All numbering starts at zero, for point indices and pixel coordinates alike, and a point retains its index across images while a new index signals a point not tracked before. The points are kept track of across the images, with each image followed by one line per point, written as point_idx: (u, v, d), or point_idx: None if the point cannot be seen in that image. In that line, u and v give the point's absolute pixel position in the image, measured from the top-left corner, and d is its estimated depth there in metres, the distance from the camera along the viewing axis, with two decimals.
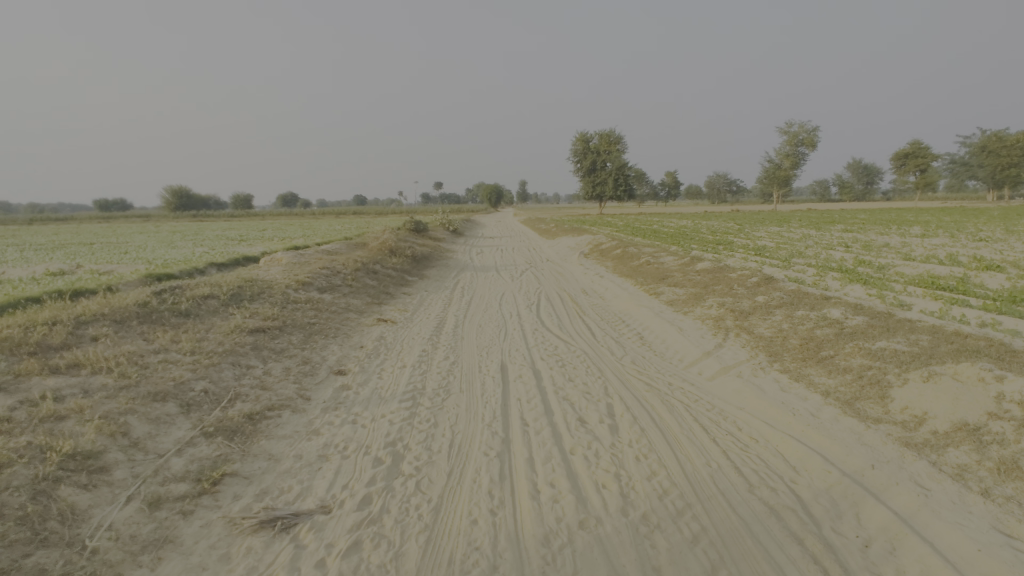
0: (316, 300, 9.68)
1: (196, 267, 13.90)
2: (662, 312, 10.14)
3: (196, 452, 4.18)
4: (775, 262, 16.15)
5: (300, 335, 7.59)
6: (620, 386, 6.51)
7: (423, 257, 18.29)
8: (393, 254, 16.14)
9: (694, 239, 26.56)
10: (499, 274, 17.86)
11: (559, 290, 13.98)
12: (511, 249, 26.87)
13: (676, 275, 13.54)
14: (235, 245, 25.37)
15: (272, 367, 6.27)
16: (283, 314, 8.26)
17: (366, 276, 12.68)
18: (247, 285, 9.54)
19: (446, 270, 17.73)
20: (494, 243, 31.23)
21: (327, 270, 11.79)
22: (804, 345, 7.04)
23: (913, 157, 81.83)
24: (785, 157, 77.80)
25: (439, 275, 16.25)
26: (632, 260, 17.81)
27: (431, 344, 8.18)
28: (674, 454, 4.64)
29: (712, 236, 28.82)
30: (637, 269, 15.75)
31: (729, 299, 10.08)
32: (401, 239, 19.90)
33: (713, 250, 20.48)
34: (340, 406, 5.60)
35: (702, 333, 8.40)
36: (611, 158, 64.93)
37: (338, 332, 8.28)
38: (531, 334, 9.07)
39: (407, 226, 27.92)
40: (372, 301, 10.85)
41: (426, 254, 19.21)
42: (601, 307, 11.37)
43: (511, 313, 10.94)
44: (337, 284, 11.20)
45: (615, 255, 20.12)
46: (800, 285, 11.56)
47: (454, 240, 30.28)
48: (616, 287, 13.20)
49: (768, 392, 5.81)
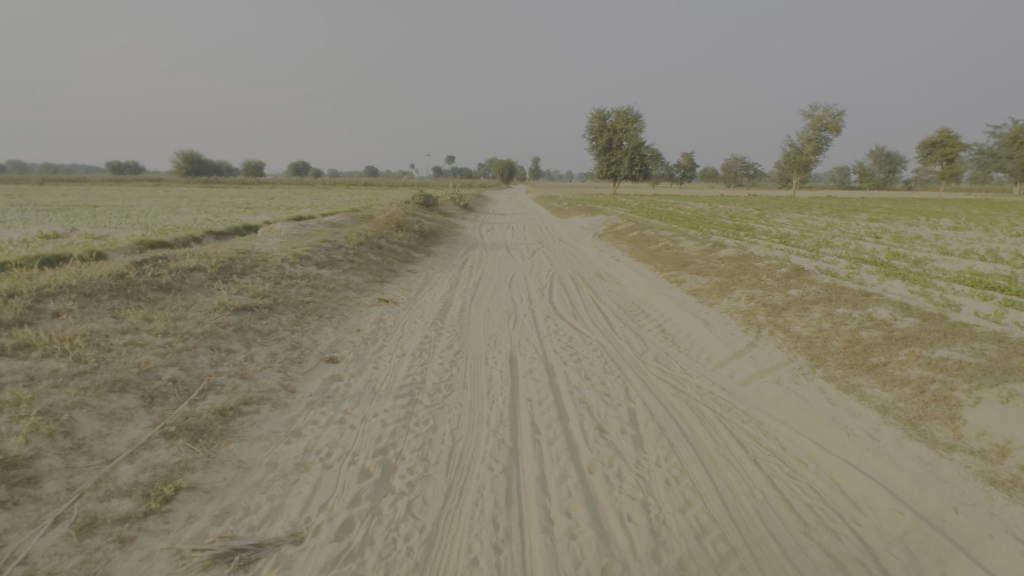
0: (313, 276, 9.01)
1: (193, 234, 13.28)
2: (685, 303, 9.38)
3: (150, 458, 3.56)
4: (802, 251, 15.24)
5: (291, 316, 6.94)
6: (643, 387, 5.81)
7: (431, 232, 17.56)
8: (400, 228, 15.43)
9: (713, 223, 25.56)
10: (509, 254, 17.12)
11: (572, 273, 13.23)
12: (523, 227, 26.06)
13: (698, 262, 12.73)
14: (240, 213, 24.77)
15: (255, 352, 5.64)
16: (275, 291, 7.60)
17: (370, 251, 12.00)
18: (240, 257, 8.90)
19: (455, 247, 17.00)
20: (505, 220, 30.40)
21: (328, 244, 11.12)
22: (850, 350, 6.28)
23: (941, 145, 79.13)
24: (807, 142, 75.48)
25: (447, 252, 15.54)
26: (650, 244, 16.97)
27: (434, 331, 7.50)
28: (710, 479, 3.96)
29: (731, 221, 27.79)
30: (655, 253, 14.92)
31: (758, 291, 9.28)
32: (409, 213, 19.14)
33: (734, 236, 19.54)
34: (328, 401, 4.96)
35: (731, 329, 7.65)
36: (627, 136, 63.24)
37: (333, 313, 7.62)
38: (543, 322, 8.36)
39: (416, 199, 27.11)
40: (373, 279, 10.18)
41: (434, 229, 18.47)
42: (617, 294, 10.62)
43: (522, 296, 10.23)
44: (338, 258, 10.54)
45: (632, 237, 19.26)
46: (834, 278, 10.72)
47: (464, 216, 29.46)
48: (633, 273, 12.43)
49: (814, 404, 5.10)
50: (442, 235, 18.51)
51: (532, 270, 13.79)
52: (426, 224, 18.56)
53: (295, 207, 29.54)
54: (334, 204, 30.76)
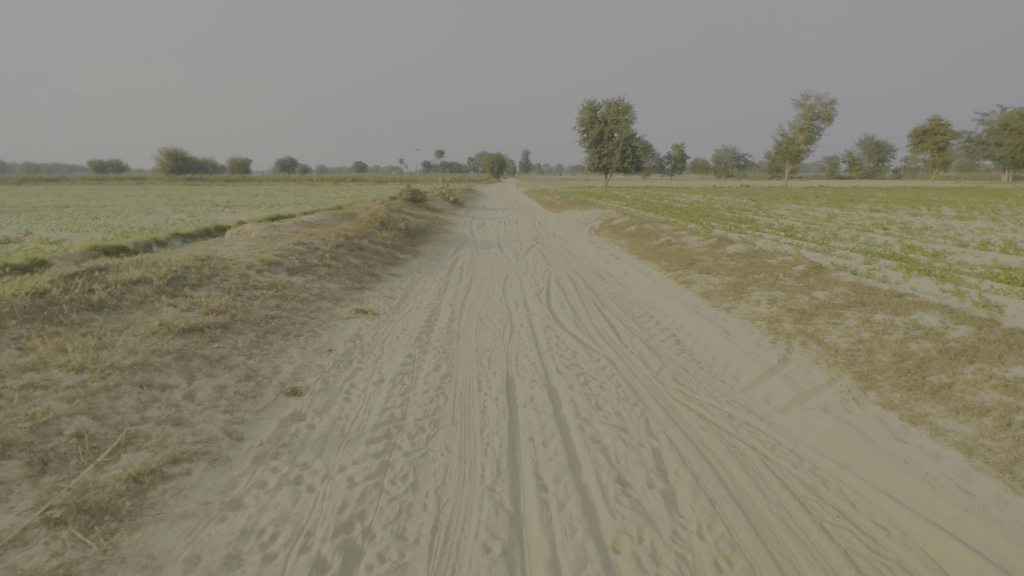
0: (282, 285, 7.99)
1: (157, 237, 12.17)
2: (698, 308, 8.47)
3: (16, 564, 2.57)
4: (812, 245, 14.39)
5: (250, 336, 5.92)
6: (666, 418, 4.88)
7: (418, 230, 16.49)
8: (384, 227, 14.38)
9: (712, 216, 24.69)
10: (502, 252, 16.14)
11: (571, 273, 12.26)
12: (515, 223, 25.10)
13: (705, 260, 11.83)
14: (217, 212, 23.60)
15: (198, 387, 4.63)
16: (234, 305, 6.59)
17: (350, 254, 10.97)
18: (198, 264, 7.85)
19: (443, 245, 16.00)
20: (496, 216, 29.34)
21: (302, 247, 10.09)
22: (902, 366, 5.39)
23: (932, 133, 78.93)
24: (799, 131, 74.91)
25: (435, 251, 14.51)
26: (650, 239, 16.04)
27: (418, 348, 6.54)
28: (773, 559, 3.05)
29: (730, 213, 26.94)
30: (658, 250, 13.99)
31: (779, 293, 8.39)
32: (394, 211, 18.06)
33: (737, 229, 18.68)
34: (283, 451, 4.00)
35: (757, 339, 6.74)
36: (618, 128, 62.25)
37: (302, 329, 6.62)
38: (542, 335, 7.41)
39: (403, 195, 25.98)
40: (352, 286, 9.16)
41: (421, 227, 17.41)
42: (622, 299, 9.70)
43: (518, 303, 9.28)
44: (313, 263, 9.51)
45: (630, 232, 18.33)
46: (855, 276, 9.86)
47: (454, 212, 28.39)
48: (636, 273, 11.50)
49: (878, 441, 4.20)
50: (430, 233, 17.46)
51: (527, 270, 12.82)
52: (413, 221, 17.51)
53: (277, 205, 28.35)
54: (318, 201, 29.55)
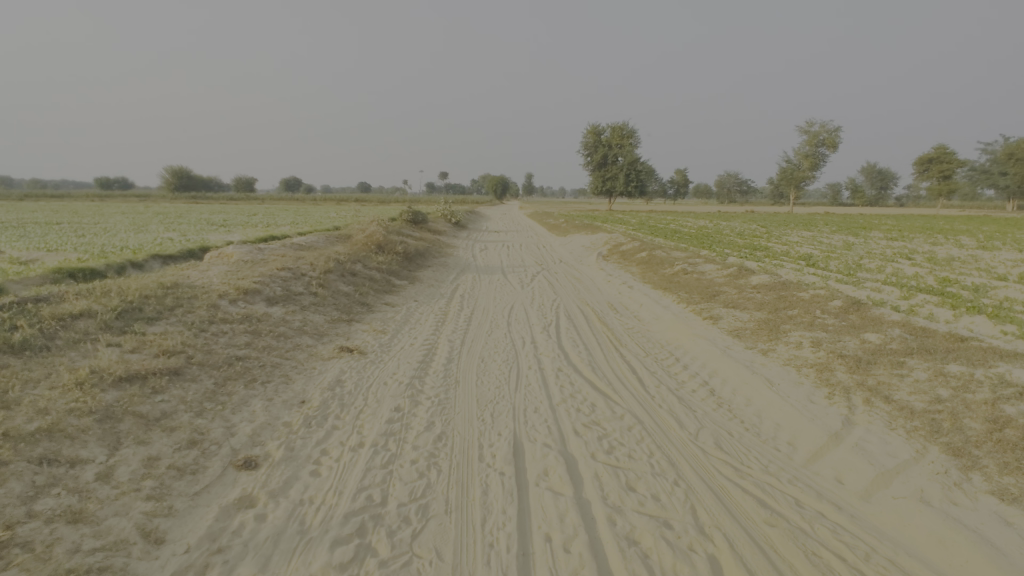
0: (257, 318, 7.01)
1: (133, 258, 11.25)
2: (729, 350, 7.46)
3: None
4: (839, 276, 13.42)
5: (205, 385, 4.92)
6: (717, 505, 3.84)
7: (416, 254, 15.55)
8: (381, 252, 13.44)
9: (724, 242, 23.78)
10: (506, 278, 15.21)
11: (581, 305, 11.26)
12: (519, 247, 24.23)
13: (728, 292, 10.84)
14: (210, 231, 22.84)
15: (120, 460, 3.60)
16: (193, 344, 5.60)
17: (340, 281, 10.00)
18: (161, 291, 6.87)
19: (443, 270, 15.08)
20: (499, 239, 28.48)
21: (286, 272, 9.13)
22: (1004, 438, 4.36)
23: (937, 161, 78.69)
24: (804, 157, 74.61)
25: (435, 278, 13.53)
26: (664, 268, 15.07)
27: (409, 400, 5.53)
28: None
29: (741, 239, 26.05)
30: (673, 281, 13.01)
31: (823, 334, 7.39)
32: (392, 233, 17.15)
33: (753, 257, 17.75)
34: (217, 561, 2.97)
35: (808, 393, 5.72)
36: (623, 152, 61.96)
37: (273, 374, 5.61)
38: (554, 381, 6.40)
39: (403, 217, 25.13)
40: (339, 318, 8.17)
41: (420, 250, 16.48)
42: (640, 336, 8.70)
43: (524, 340, 8.28)
44: (297, 292, 8.54)
45: (641, 259, 17.41)
46: (900, 314, 8.86)
47: (456, 234, 27.55)
48: (653, 306, 10.51)
49: (1011, 554, 3.16)
50: (430, 257, 16.51)
51: (533, 300, 11.84)
52: (413, 244, 16.59)
53: (273, 225, 27.54)
54: (316, 221, 28.75)
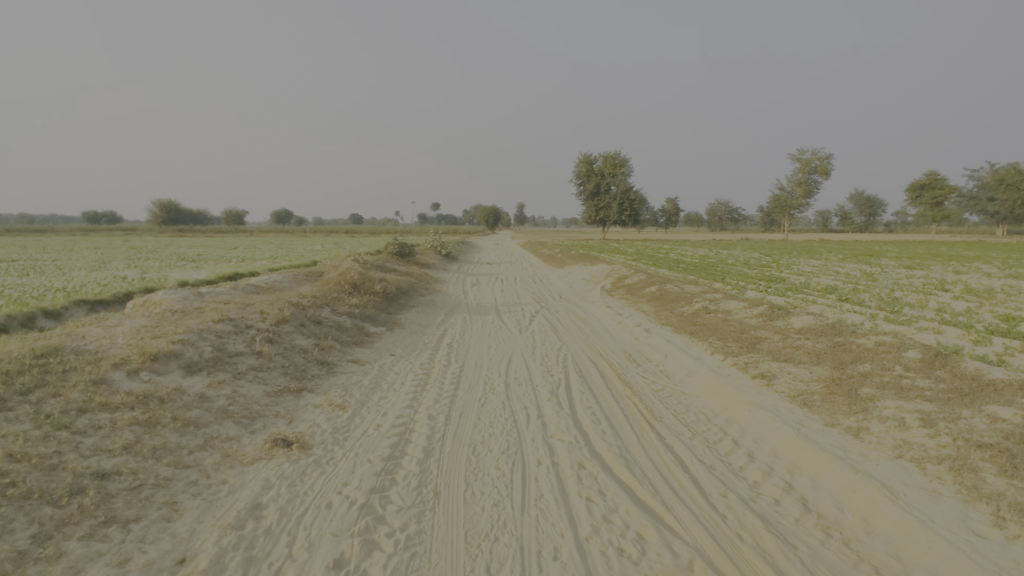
0: (161, 398, 5.05)
1: (48, 305, 9.29)
2: (804, 429, 5.56)
3: None
4: (884, 314, 11.66)
5: (10, 546, 2.96)
6: None
7: (398, 293, 13.64)
8: (355, 293, 11.55)
9: (734, 273, 22.12)
10: (500, 319, 13.35)
11: (592, 354, 9.36)
12: (514, 281, 22.44)
13: (769, 338, 9.03)
14: (175, 268, 20.93)
15: None
16: (26, 459, 3.65)
17: (298, 333, 8.09)
18: (24, 363, 4.94)
19: (430, 311, 13.20)
20: (491, 272, 26.65)
21: (224, 326, 7.20)
22: None
23: (929, 187, 78.87)
24: (796, 185, 74.33)
25: (418, 321, 11.61)
26: (681, 305, 13.24)
27: (361, 540, 3.59)
28: None
29: (751, 269, 24.41)
30: (697, 322, 11.15)
31: (928, 407, 5.54)
32: (372, 270, 15.30)
33: (774, 291, 16.03)
34: None
35: (961, 516, 3.83)
36: (616, 180, 61.14)
37: (150, 501, 3.65)
38: (576, 491, 4.46)
39: (388, 250, 23.33)
40: (284, 388, 6.22)
41: (403, 288, 14.58)
42: (675, 402, 6.82)
43: (527, 411, 6.36)
44: (232, 354, 6.60)
45: (651, 294, 15.63)
46: (999, 368, 7.04)
47: (445, 268, 25.73)
48: (682, 356, 8.66)
49: None
50: (414, 296, 14.59)
51: (535, 347, 9.95)
52: (395, 282, 14.71)
53: (248, 260, 25.64)
54: (296, 255, 26.82)
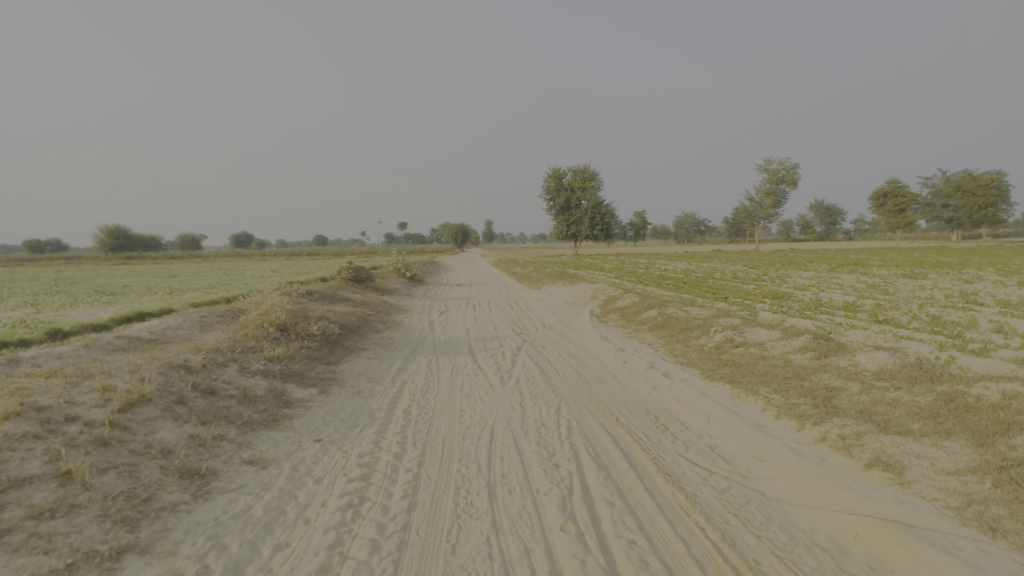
0: None
1: None
2: None
3: None
4: (950, 341, 9.44)
5: None
6: None
7: (342, 334, 10.74)
8: (278, 344, 8.63)
9: (732, 290, 19.95)
10: (475, 360, 10.62)
11: (606, 420, 6.72)
12: (487, 306, 19.72)
13: (845, 387, 6.60)
14: (80, 306, 17.40)
15: None
16: None
17: (163, 423, 5.18)
18: None
19: (384, 356, 10.36)
20: (462, 296, 23.86)
21: (14, 426, 4.26)
22: None
23: (892, 196, 80.48)
24: (765, 196, 74.30)
25: (367, 375, 8.77)
26: (696, 336, 10.78)
27: None
28: None
29: (746, 284, 22.33)
30: (728, 363, 8.65)
31: None
32: (314, 305, 12.37)
33: (793, 312, 13.76)
34: None
35: None
36: (586, 195, 59.47)
37: None
38: None
39: (342, 275, 20.35)
40: (86, 556, 3.35)
41: (352, 326, 11.70)
42: (764, 520, 4.26)
43: (532, 565, 3.68)
44: (4, 488, 3.68)
45: (652, 321, 13.17)
46: None
47: (409, 293, 22.84)
48: (737, 423, 6.12)
49: None
50: (365, 335, 11.70)
51: (525, 408, 7.27)
52: (341, 318, 11.80)
53: (179, 291, 22.16)
54: (236, 285, 23.39)
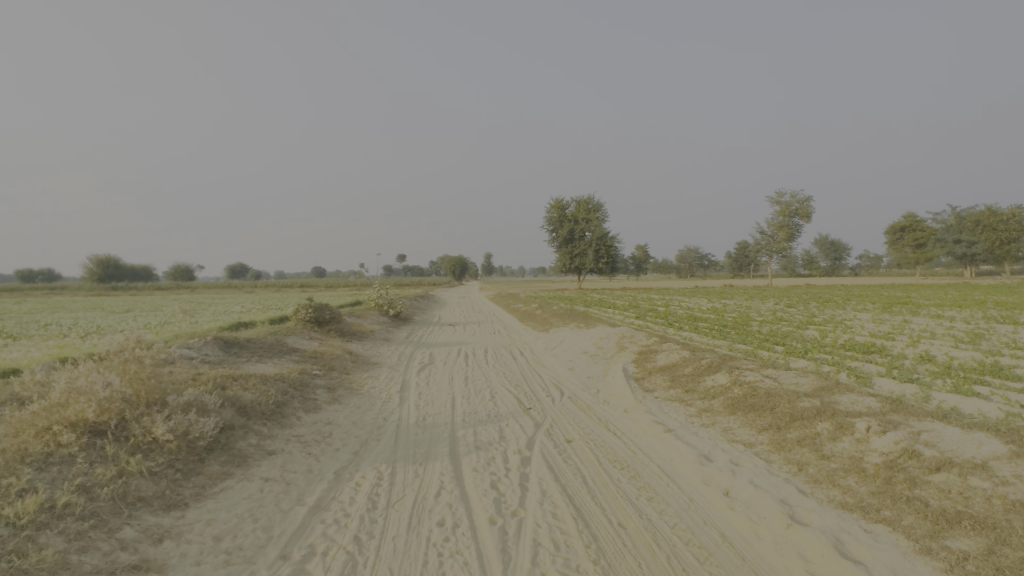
0: None
1: None
2: None
3: None
4: None
5: None
6: None
7: (230, 432, 6.31)
8: (48, 483, 4.23)
9: (798, 340, 15.56)
10: (458, 477, 6.22)
11: None
12: (483, 359, 15.31)
13: None
14: None
15: None
16: None
17: None
18: None
19: (298, 473, 5.94)
20: (453, 341, 19.49)
21: None
22: None
23: (909, 230, 77.19)
24: (778, 229, 70.90)
25: (230, 542, 4.32)
26: (831, 436, 6.36)
27: None
28: None
29: (806, 331, 17.95)
30: (965, 525, 4.23)
31: None
32: (211, 376, 7.96)
33: (933, 382, 9.33)
34: None
35: None
36: (591, 227, 55.80)
37: None
38: None
39: (299, 315, 16.01)
40: None
41: (260, 412, 7.25)
42: None
43: None
44: None
45: (728, 397, 8.79)
46: None
47: (386, 338, 18.47)
48: None
49: None
50: (281, 427, 7.22)
51: None
52: (245, 399, 7.37)
53: (95, 334, 17.59)
54: (173, 325, 18.91)
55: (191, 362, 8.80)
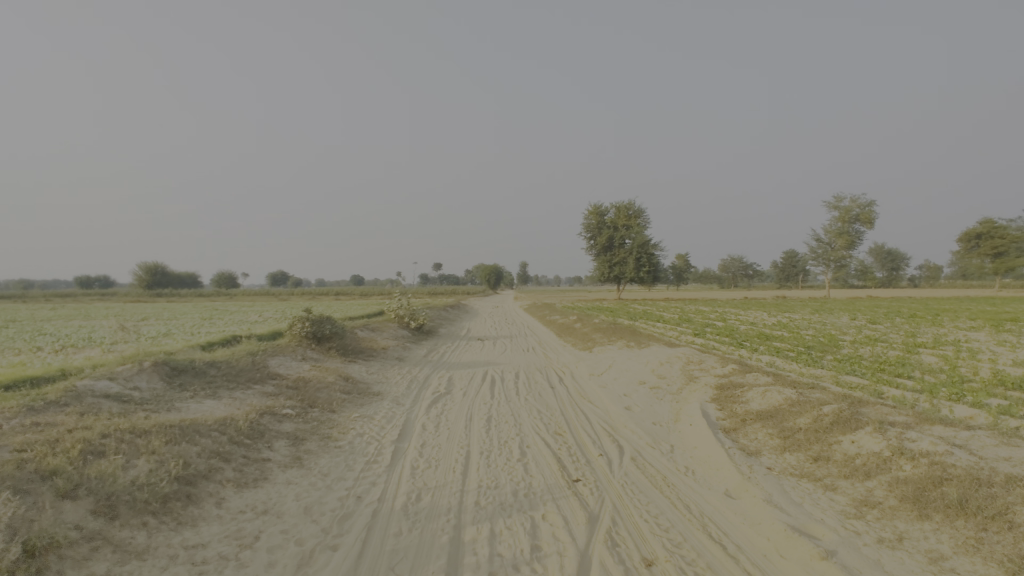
0: None
1: None
2: None
3: None
4: None
5: None
6: None
7: (42, 564, 3.47)
8: None
9: (925, 372, 11.86)
10: None
11: None
12: (512, 387, 12.23)
13: None
14: None
15: None
16: None
17: None
18: None
19: None
20: (479, 361, 16.51)
21: None
22: None
23: (986, 237, 69.88)
24: (837, 236, 65.29)
25: None
26: None
27: None
28: None
29: (922, 358, 14.14)
30: None
31: None
32: (91, 434, 5.22)
33: None
34: None
35: None
36: (631, 233, 52.13)
37: None
38: None
39: (294, 331, 13.36)
40: None
41: (140, 505, 4.42)
42: None
43: None
44: None
45: (902, 481, 5.42)
46: None
47: (400, 357, 15.66)
48: None
49: None
50: (170, 532, 4.37)
51: None
52: (119, 486, 4.56)
53: (73, 348, 15.40)
54: (162, 339, 16.59)
55: (87, 409, 6.12)
